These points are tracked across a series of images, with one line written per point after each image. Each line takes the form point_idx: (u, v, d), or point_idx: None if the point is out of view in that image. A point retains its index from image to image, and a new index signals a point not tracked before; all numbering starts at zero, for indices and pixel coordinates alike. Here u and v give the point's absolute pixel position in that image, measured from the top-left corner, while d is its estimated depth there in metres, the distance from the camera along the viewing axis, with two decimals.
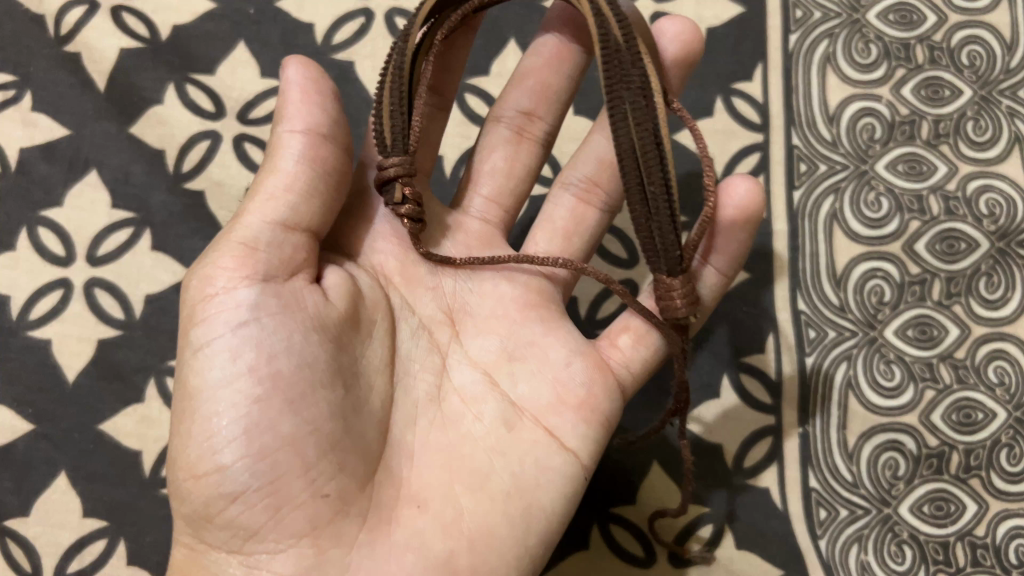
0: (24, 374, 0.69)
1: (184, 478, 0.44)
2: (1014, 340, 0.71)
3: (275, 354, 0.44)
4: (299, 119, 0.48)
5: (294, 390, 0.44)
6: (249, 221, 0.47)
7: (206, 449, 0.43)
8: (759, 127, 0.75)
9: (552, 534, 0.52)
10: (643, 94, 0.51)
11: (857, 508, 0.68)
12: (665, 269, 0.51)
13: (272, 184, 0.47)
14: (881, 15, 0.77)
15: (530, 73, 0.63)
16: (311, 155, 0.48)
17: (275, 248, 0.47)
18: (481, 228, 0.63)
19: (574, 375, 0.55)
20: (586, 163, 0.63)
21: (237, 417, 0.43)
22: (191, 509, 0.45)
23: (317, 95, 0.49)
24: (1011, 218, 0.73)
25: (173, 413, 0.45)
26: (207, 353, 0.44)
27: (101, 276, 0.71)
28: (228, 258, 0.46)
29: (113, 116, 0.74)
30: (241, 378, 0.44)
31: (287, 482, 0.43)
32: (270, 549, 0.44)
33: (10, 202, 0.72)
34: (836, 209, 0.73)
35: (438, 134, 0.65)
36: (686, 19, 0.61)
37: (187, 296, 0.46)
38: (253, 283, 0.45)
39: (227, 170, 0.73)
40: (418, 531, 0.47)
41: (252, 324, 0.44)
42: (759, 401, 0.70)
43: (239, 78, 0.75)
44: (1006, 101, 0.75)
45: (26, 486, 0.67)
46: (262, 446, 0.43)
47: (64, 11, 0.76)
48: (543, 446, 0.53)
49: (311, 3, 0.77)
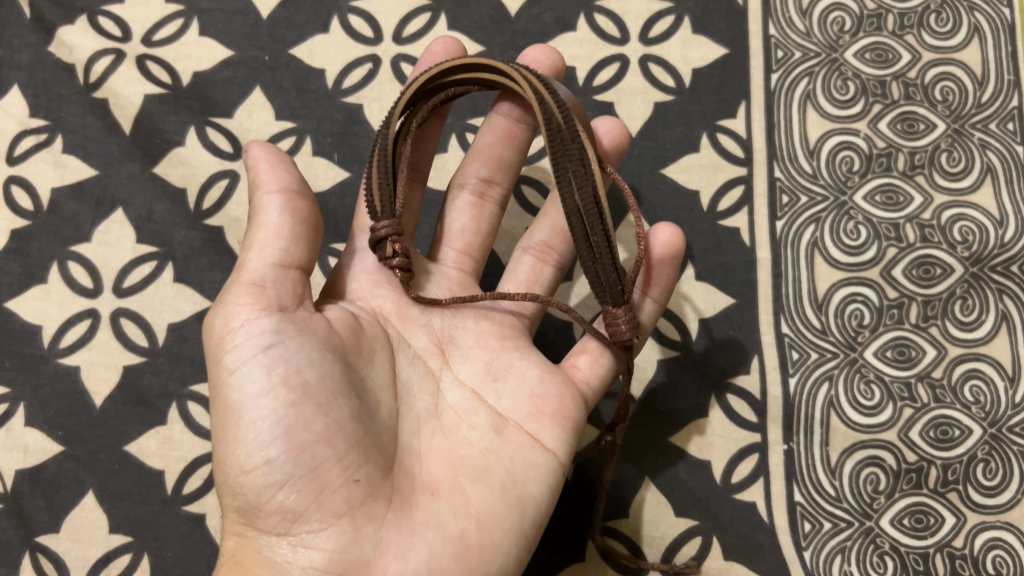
0: (55, 399, 0.74)
1: (234, 474, 0.49)
2: (989, 361, 0.75)
3: (300, 366, 0.49)
4: (274, 182, 0.53)
5: (320, 395, 0.49)
6: (253, 265, 0.51)
7: (250, 449, 0.48)
8: (742, 161, 0.80)
9: (542, 517, 0.56)
10: (582, 163, 0.58)
11: (840, 521, 0.72)
12: (610, 301, 0.57)
13: (261, 235, 0.52)
14: (858, 54, 0.82)
15: (485, 146, 0.69)
16: (290, 209, 0.53)
17: (280, 285, 0.52)
18: (459, 275, 0.68)
19: (549, 391, 0.60)
20: (541, 229, 0.70)
21: (274, 420, 0.48)
22: (242, 501, 0.49)
23: (283, 162, 0.54)
24: (983, 244, 0.77)
25: (216, 423, 0.50)
26: (240, 372, 0.49)
27: (127, 307, 0.76)
28: (244, 296, 0.50)
29: (139, 157, 0.79)
30: (272, 389, 0.48)
31: (325, 469, 0.48)
32: (314, 528, 0.48)
33: (42, 238, 0.78)
34: (816, 237, 0.78)
35: (417, 202, 0.71)
36: (618, 120, 0.71)
37: (211, 332, 0.51)
38: (272, 313, 0.50)
39: (244, 206, 0.78)
40: (434, 513, 0.52)
41: (277, 344, 0.49)
42: (744, 420, 0.74)
43: (255, 121, 0.80)
44: (978, 134, 0.80)
45: (56, 504, 0.72)
46: (300, 441, 0.48)
47: (93, 60, 0.81)
48: (528, 448, 0.57)
49: (322, 51, 0.82)
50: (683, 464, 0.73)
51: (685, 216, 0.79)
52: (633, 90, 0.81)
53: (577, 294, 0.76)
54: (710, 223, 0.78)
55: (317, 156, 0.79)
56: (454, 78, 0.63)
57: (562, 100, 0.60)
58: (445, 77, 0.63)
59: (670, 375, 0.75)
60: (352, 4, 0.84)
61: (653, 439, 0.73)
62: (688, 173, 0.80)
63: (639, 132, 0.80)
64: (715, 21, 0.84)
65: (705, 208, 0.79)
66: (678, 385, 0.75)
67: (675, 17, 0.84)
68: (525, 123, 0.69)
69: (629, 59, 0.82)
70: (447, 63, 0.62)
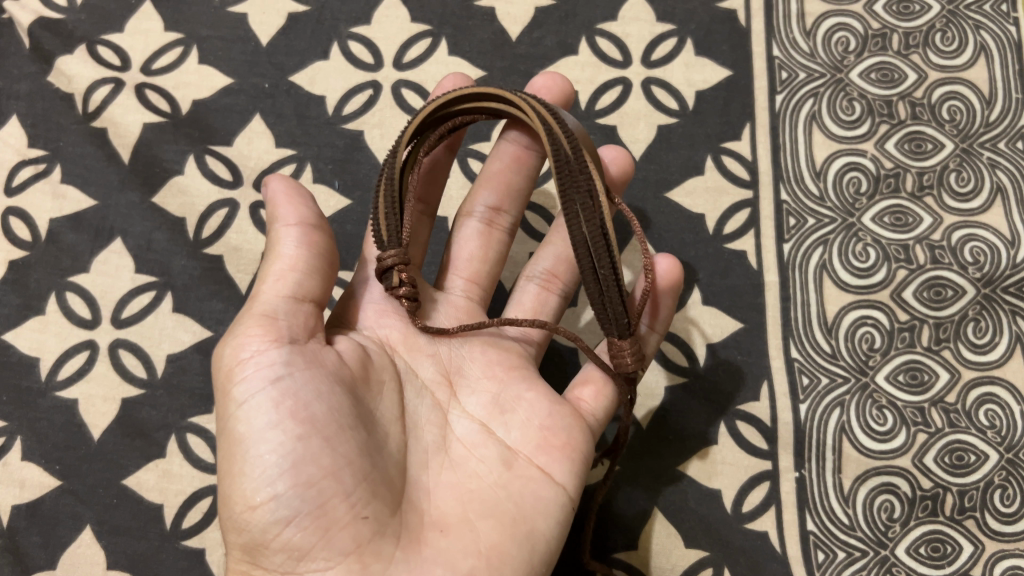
0: (51, 433, 0.73)
1: (240, 510, 0.47)
2: (1004, 384, 0.73)
3: (309, 400, 0.48)
4: (292, 215, 0.53)
5: (328, 428, 0.48)
6: (266, 297, 0.51)
7: (257, 484, 0.47)
8: (748, 184, 0.79)
9: (552, 553, 0.55)
10: (589, 196, 0.57)
11: (854, 551, 0.70)
12: (617, 332, 0.56)
13: (277, 266, 0.52)
14: (864, 74, 0.81)
15: (494, 173, 0.69)
16: (307, 243, 0.53)
17: (292, 317, 0.51)
18: (465, 303, 0.66)
19: (560, 424, 0.59)
20: (546, 259, 0.69)
21: (281, 454, 0.47)
22: (247, 538, 0.48)
23: (302, 197, 0.54)
24: (995, 265, 0.76)
25: (223, 457, 0.48)
26: (249, 404, 0.48)
27: (125, 338, 0.75)
28: (255, 327, 0.49)
29: (138, 186, 0.79)
30: (280, 422, 0.47)
31: (333, 505, 0.47)
32: (322, 566, 0.47)
33: (40, 270, 0.77)
34: (824, 259, 0.76)
35: (425, 234, 0.70)
36: (622, 149, 0.70)
37: (221, 363, 0.50)
38: (282, 346, 0.49)
39: (244, 235, 0.77)
40: (443, 551, 0.50)
41: (285, 376, 0.48)
42: (755, 447, 0.72)
43: (254, 148, 0.80)
44: (987, 153, 0.79)
45: (53, 540, 0.70)
46: (308, 476, 0.47)
47: (91, 89, 0.81)
48: (538, 481, 0.56)
49: (322, 78, 0.82)
50: (692, 493, 0.71)
51: (691, 241, 0.77)
52: (636, 113, 0.81)
53: (584, 320, 0.75)
54: (716, 247, 0.77)
55: (317, 184, 0.78)
56: (463, 107, 0.62)
57: (569, 130, 0.59)
58: (454, 105, 0.62)
59: (678, 401, 0.73)
60: (352, 30, 0.83)
61: (663, 468, 0.72)
62: (692, 196, 0.78)
63: (642, 155, 0.79)
64: (718, 42, 0.83)
65: (711, 232, 0.78)
66: (687, 412, 0.73)
67: (677, 39, 0.83)
68: (534, 152, 0.69)
69: (632, 82, 0.82)
70: (453, 94, 0.61)
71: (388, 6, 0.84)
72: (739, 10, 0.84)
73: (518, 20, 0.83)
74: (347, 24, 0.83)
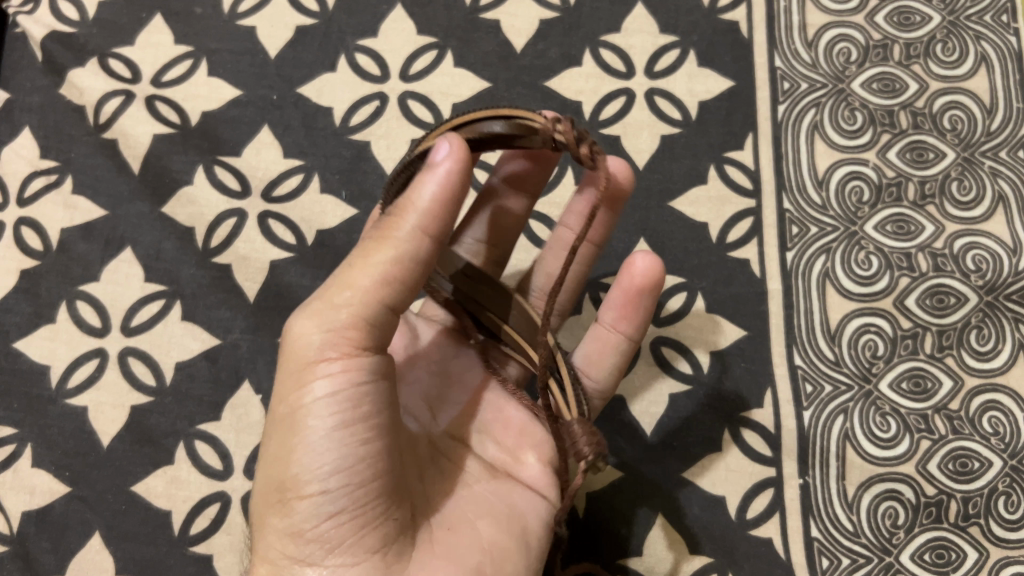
0: (61, 440, 0.74)
1: (284, 496, 0.48)
2: (1007, 391, 0.74)
3: (367, 407, 0.49)
4: (421, 221, 0.49)
5: (379, 438, 0.50)
6: (357, 295, 0.49)
7: (309, 476, 0.48)
8: (751, 193, 0.79)
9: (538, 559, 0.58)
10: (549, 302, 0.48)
11: (858, 557, 0.70)
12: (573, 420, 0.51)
13: (378, 264, 0.49)
14: (866, 84, 0.82)
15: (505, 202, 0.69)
16: (417, 260, 0.50)
17: (376, 328, 0.50)
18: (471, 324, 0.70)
19: (539, 437, 0.62)
20: (538, 277, 0.71)
21: (342, 453, 0.48)
22: (282, 523, 0.49)
23: (451, 205, 0.50)
24: (997, 272, 0.76)
25: (274, 442, 0.49)
26: (315, 399, 0.48)
27: (135, 345, 0.76)
28: (339, 326, 0.49)
29: (147, 196, 0.80)
30: (344, 424, 0.48)
31: (371, 505, 0.49)
32: (349, 561, 0.49)
33: (51, 278, 0.78)
34: (827, 268, 0.77)
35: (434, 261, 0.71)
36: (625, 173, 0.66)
37: (289, 350, 0.49)
38: (355, 354, 0.49)
39: (252, 244, 0.78)
40: (454, 550, 0.53)
41: (352, 382, 0.49)
42: (759, 453, 0.72)
43: (262, 159, 0.81)
44: (989, 162, 0.79)
45: (62, 546, 0.71)
46: (358, 476, 0.48)
47: (102, 101, 0.82)
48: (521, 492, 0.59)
49: (329, 89, 0.83)
50: (696, 499, 0.72)
51: (694, 249, 0.78)
52: (639, 123, 0.82)
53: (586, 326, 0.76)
54: (719, 255, 0.78)
55: (324, 194, 0.79)
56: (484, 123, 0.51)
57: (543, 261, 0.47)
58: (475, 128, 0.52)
59: (684, 409, 0.74)
60: (359, 42, 0.84)
61: (667, 474, 0.72)
62: (696, 205, 0.79)
63: (646, 165, 0.80)
64: (720, 53, 0.84)
65: (715, 240, 0.78)
66: (693, 420, 0.73)
67: (680, 50, 0.84)
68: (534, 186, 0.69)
69: (635, 92, 0.82)
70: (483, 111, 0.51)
71: (394, 19, 0.85)
72: (741, 21, 0.85)
73: (522, 32, 0.84)
74: (354, 37, 0.85)
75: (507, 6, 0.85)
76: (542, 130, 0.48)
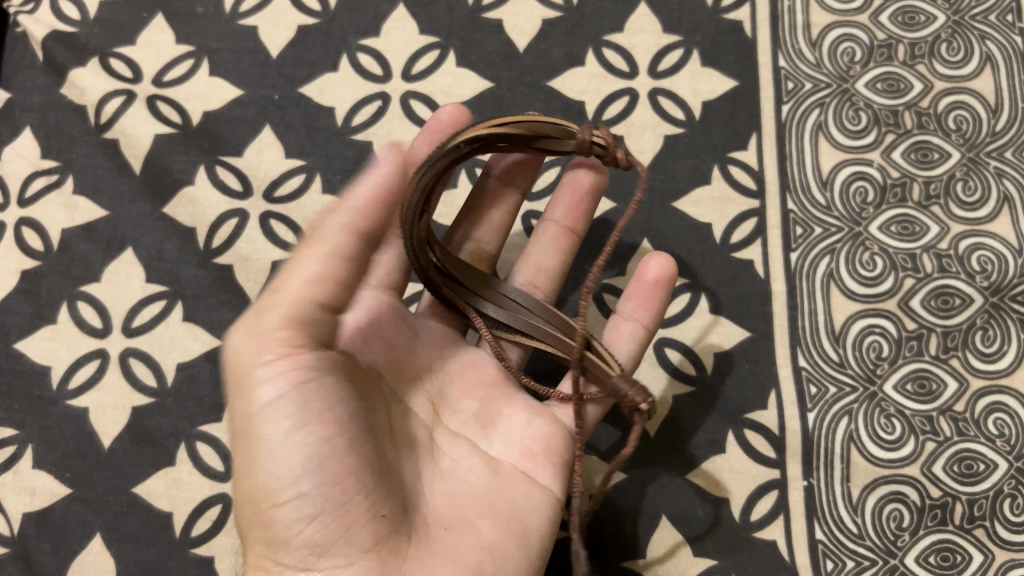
0: (62, 441, 0.73)
1: (262, 507, 0.48)
2: (1013, 393, 0.73)
3: (332, 405, 0.49)
4: (347, 216, 0.53)
5: (350, 433, 0.50)
6: (294, 295, 0.51)
7: (282, 482, 0.48)
8: (755, 193, 0.79)
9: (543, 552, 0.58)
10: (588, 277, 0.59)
11: (863, 559, 0.70)
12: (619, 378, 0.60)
13: (309, 263, 0.52)
14: (870, 84, 0.81)
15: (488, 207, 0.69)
16: (346, 253, 0.52)
17: (316, 328, 0.51)
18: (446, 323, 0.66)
19: (537, 432, 0.61)
20: (526, 270, 0.70)
21: (310, 453, 0.48)
22: (268, 536, 0.49)
23: (384, 202, 0.54)
24: (1003, 274, 0.76)
25: (241, 455, 0.49)
26: (273, 404, 0.48)
27: (136, 346, 0.76)
28: (278, 330, 0.50)
29: (148, 197, 0.79)
30: (307, 424, 0.48)
31: (355, 503, 0.49)
32: (343, 562, 0.48)
33: (51, 279, 0.77)
34: (832, 268, 0.76)
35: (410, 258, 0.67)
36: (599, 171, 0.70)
37: (235, 363, 0.50)
38: (304, 353, 0.50)
39: (254, 244, 0.78)
40: (449, 548, 0.52)
41: (309, 382, 0.49)
42: (763, 455, 0.72)
43: (263, 159, 0.80)
44: (993, 162, 0.79)
45: (63, 548, 0.71)
46: (333, 475, 0.48)
47: (103, 101, 0.82)
48: (524, 486, 0.58)
49: (331, 89, 0.82)
50: (700, 501, 0.71)
51: (697, 250, 0.78)
52: (642, 123, 0.81)
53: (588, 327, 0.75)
54: (722, 256, 0.77)
55: (326, 195, 0.79)
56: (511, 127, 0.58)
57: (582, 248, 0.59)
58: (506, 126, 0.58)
59: (687, 410, 0.73)
60: (361, 42, 0.84)
61: (670, 477, 0.72)
62: (699, 205, 0.79)
63: (649, 165, 0.80)
64: (724, 53, 0.83)
65: (718, 241, 0.78)
66: (696, 421, 0.73)
67: (684, 50, 0.84)
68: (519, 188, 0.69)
69: (638, 92, 0.82)
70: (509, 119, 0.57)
71: (396, 18, 0.85)
72: (744, 20, 0.84)
73: (525, 31, 0.84)
74: (356, 36, 0.84)
75: (510, 5, 0.85)
76: (581, 136, 0.59)
